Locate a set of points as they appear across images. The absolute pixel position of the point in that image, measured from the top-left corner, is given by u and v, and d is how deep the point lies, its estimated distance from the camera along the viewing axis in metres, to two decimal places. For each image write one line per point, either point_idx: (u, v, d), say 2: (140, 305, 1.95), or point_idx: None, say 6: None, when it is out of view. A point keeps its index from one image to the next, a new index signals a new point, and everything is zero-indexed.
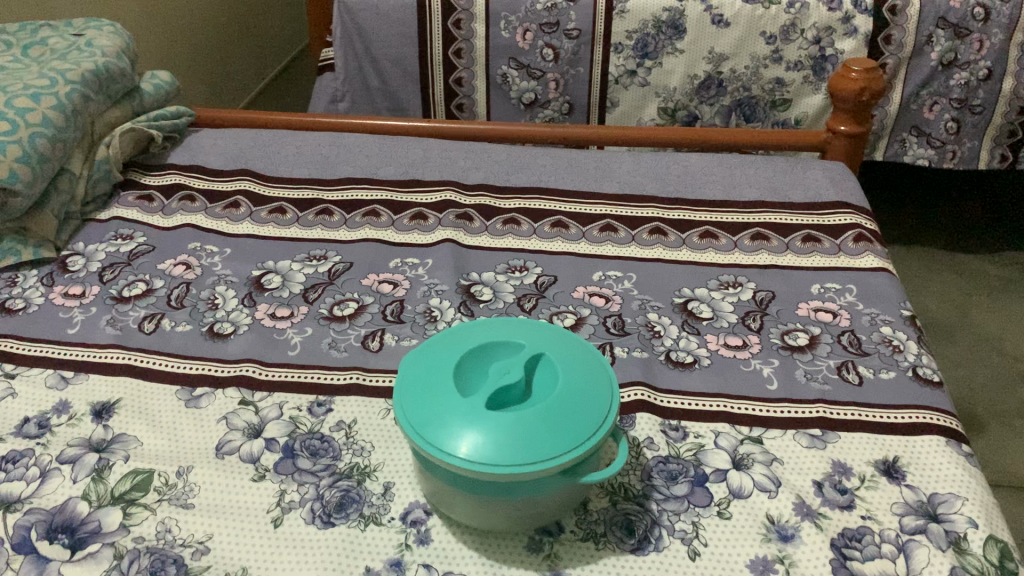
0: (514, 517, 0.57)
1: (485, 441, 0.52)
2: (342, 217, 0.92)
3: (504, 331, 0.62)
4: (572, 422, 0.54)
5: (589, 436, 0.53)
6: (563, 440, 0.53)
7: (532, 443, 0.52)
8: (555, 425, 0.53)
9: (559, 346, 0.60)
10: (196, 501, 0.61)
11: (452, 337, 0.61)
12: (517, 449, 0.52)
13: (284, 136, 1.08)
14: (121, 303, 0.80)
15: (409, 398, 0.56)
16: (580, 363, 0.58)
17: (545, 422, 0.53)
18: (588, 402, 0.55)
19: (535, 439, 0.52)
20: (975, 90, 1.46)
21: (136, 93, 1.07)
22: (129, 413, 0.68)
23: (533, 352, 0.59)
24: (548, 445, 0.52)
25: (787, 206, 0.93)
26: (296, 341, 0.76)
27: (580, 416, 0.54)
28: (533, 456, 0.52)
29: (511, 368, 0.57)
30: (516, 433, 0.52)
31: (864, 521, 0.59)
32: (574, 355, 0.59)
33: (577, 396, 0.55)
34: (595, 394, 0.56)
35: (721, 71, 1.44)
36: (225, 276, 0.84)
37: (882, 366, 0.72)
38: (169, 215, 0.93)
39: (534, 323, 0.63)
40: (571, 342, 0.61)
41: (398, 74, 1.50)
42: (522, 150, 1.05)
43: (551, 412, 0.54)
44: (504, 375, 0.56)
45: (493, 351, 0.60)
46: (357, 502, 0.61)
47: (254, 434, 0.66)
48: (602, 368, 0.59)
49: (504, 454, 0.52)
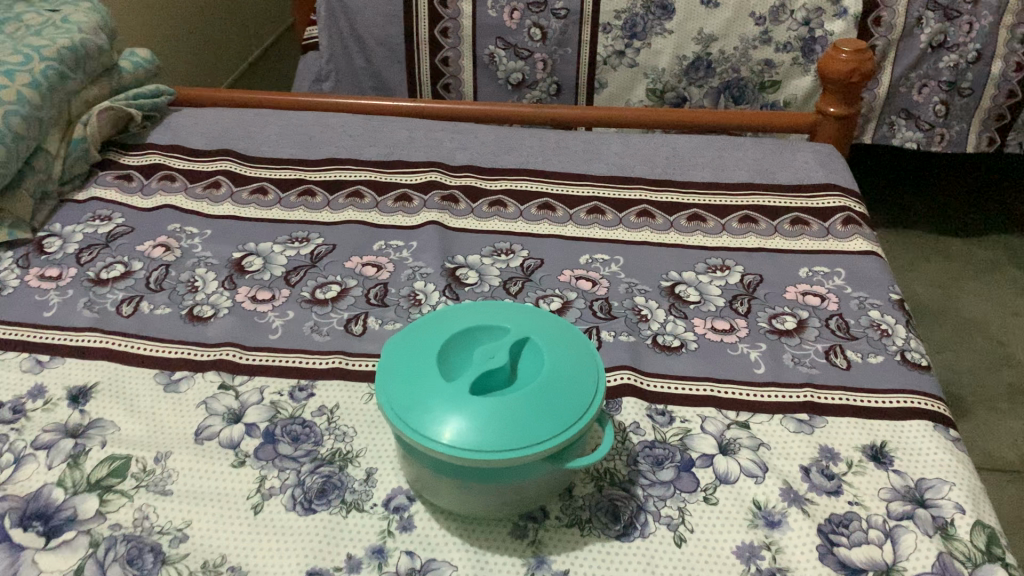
0: (498, 503, 0.56)
1: (469, 426, 0.51)
2: (324, 199, 0.91)
3: (491, 314, 0.60)
4: (557, 406, 0.53)
5: (575, 419, 0.53)
6: (548, 425, 0.52)
7: (516, 428, 0.51)
8: (540, 409, 0.52)
9: (546, 331, 0.59)
10: (174, 487, 0.60)
11: (436, 320, 0.60)
12: (502, 433, 0.51)
13: (266, 115, 1.06)
14: (99, 285, 0.79)
15: (392, 382, 0.55)
16: (568, 347, 0.58)
17: (530, 407, 0.52)
18: (574, 387, 0.54)
19: (520, 424, 0.52)
20: (964, 73, 1.45)
21: (115, 71, 1.04)
22: (107, 398, 0.67)
23: (518, 336, 0.58)
24: (533, 428, 0.51)
25: (777, 189, 0.92)
26: (278, 325, 0.74)
27: (566, 401, 0.53)
28: (518, 441, 0.51)
29: (496, 353, 0.56)
30: (500, 419, 0.52)
31: (851, 506, 0.58)
32: (559, 339, 0.58)
33: (563, 381, 0.54)
34: (580, 381, 0.55)
35: (710, 52, 1.43)
36: (205, 258, 0.82)
37: (871, 350, 0.71)
38: (149, 195, 0.92)
39: (522, 307, 0.62)
40: (558, 326, 0.60)
41: (384, 53, 1.48)
42: (509, 131, 1.04)
43: (536, 397, 0.53)
44: (490, 359, 0.55)
45: (479, 335, 0.59)
46: (339, 488, 0.60)
47: (234, 419, 0.65)
48: (589, 355, 0.58)
49: (488, 440, 0.51)
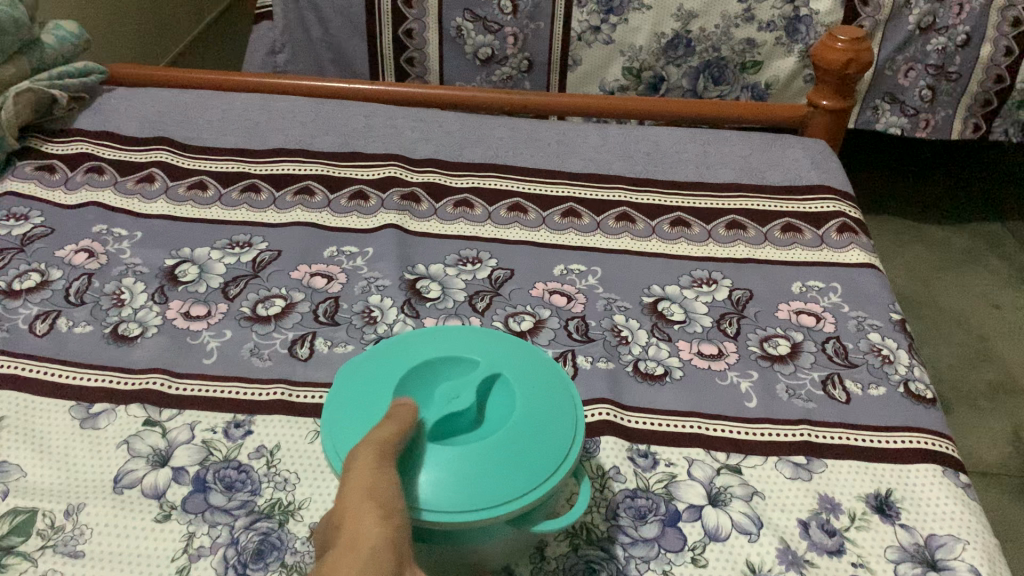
0: (448, 564, 0.48)
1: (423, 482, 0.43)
2: (270, 196, 0.82)
3: (459, 341, 0.52)
4: (530, 459, 0.45)
5: (550, 475, 0.45)
6: (516, 483, 0.44)
7: (477, 486, 0.43)
8: (510, 463, 0.44)
9: (522, 365, 0.50)
10: (86, 548, 0.52)
11: (396, 346, 0.51)
12: (463, 492, 0.43)
13: (209, 98, 0.97)
14: (10, 298, 0.70)
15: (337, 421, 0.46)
16: (545, 387, 0.49)
17: (496, 461, 0.44)
18: (551, 436, 0.46)
19: (485, 481, 0.44)
20: (952, 57, 1.39)
21: (35, 46, 0.93)
22: (12, 436, 0.59)
23: (489, 370, 0.49)
24: (497, 488, 0.43)
25: (766, 190, 0.85)
26: (213, 347, 0.66)
27: (541, 452, 0.45)
28: (479, 502, 0.43)
29: (462, 391, 0.47)
30: (459, 474, 0.44)
31: (855, 569, 0.52)
32: (536, 376, 0.50)
33: (538, 428, 0.46)
34: (559, 428, 0.47)
35: (690, 30, 1.31)
36: (134, 265, 0.73)
37: (872, 380, 0.65)
38: (73, 190, 0.82)
39: (495, 333, 0.54)
40: (535, 359, 0.51)
41: (344, 24, 1.34)
42: (476, 119, 0.95)
43: (505, 448, 0.45)
44: (455, 399, 0.47)
45: (444, 366, 0.50)
46: (277, 548, 0.53)
47: (160, 463, 0.57)
48: (570, 397, 0.50)
49: (444, 500, 0.43)
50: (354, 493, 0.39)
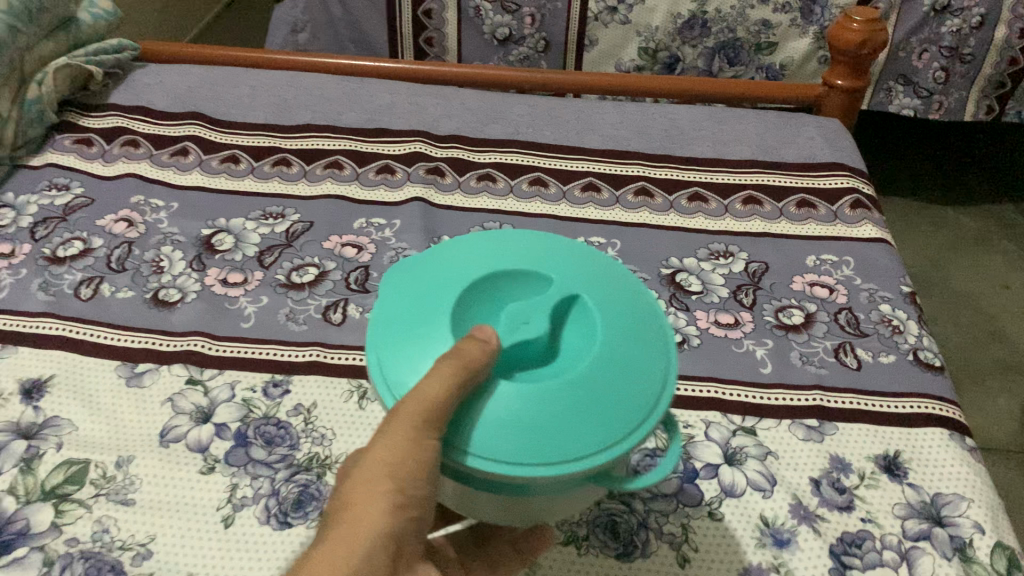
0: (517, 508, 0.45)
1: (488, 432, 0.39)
2: (301, 169, 0.85)
3: (531, 253, 0.47)
4: (608, 407, 0.39)
5: (633, 424, 0.39)
6: (594, 432, 0.39)
7: (550, 434, 0.38)
8: (582, 407, 0.39)
9: (602, 288, 0.45)
10: (137, 497, 0.56)
11: (458, 256, 0.46)
12: (523, 439, 0.38)
13: (238, 74, 0.99)
14: (55, 265, 0.73)
15: (390, 342, 0.42)
16: (631, 314, 0.44)
17: (571, 405, 0.39)
18: (632, 379, 0.41)
19: (551, 427, 0.38)
20: (966, 40, 1.40)
21: (73, 23, 0.95)
22: (63, 393, 0.62)
23: (564, 289, 0.44)
24: (573, 437, 0.38)
25: (781, 167, 0.87)
26: (250, 312, 0.69)
27: (620, 402, 0.40)
28: (549, 455, 0.38)
29: (532, 317, 0.42)
30: (530, 421, 0.39)
31: (864, 524, 0.55)
32: (620, 302, 0.44)
33: (619, 366, 0.41)
34: (643, 367, 0.41)
35: (706, 11, 1.31)
36: (171, 234, 0.76)
37: (882, 349, 0.67)
38: (110, 162, 0.85)
39: (572, 248, 0.48)
40: (618, 281, 0.46)
41: (365, 3, 1.33)
42: (497, 97, 0.97)
43: (585, 389, 0.40)
44: (523, 324, 0.42)
45: (514, 284, 0.45)
46: (317, 499, 0.56)
47: (203, 419, 0.60)
48: (658, 326, 0.44)
49: (511, 449, 0.38)
50: (381, 452, 0.41)
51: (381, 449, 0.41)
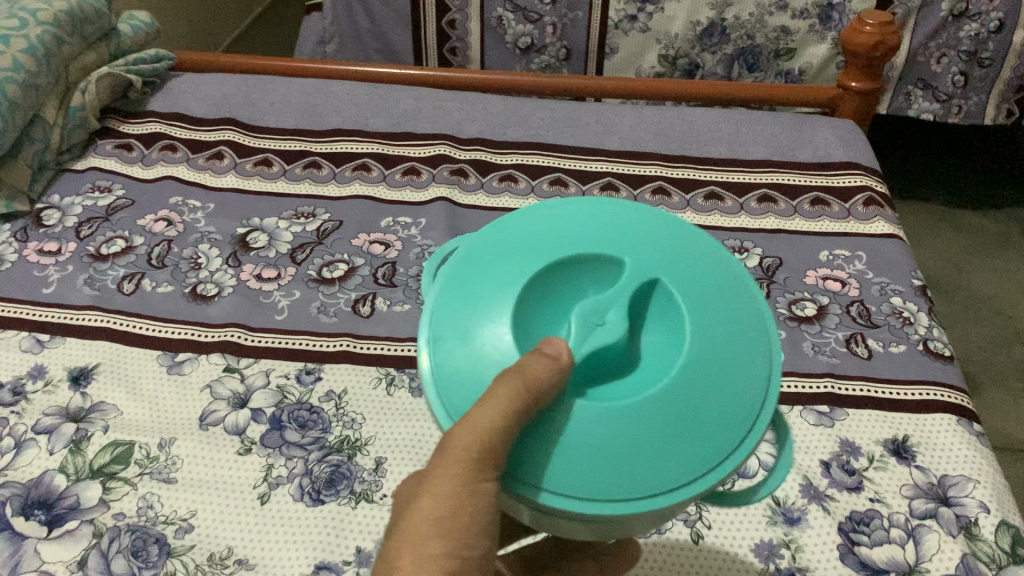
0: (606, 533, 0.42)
1: (574, 464, 0.36)
2: (330, 171, 0.88)
3: (598, 230, 0.42)
4: (700, 426, 0.37)
5: (730, 441, 0.37)
6: (692, 457, 0.36)
7: (645, 465, 0.36)
8: (666, 432, 0.36)
9: (682, 272, 0.41)
10: (179, 476, 0.59)
11: (516, 238, 0.42)
12: (602, 472, 0.36)
13: (269, 82, 1.03)
14: (99, 261, 0.77)
15: (444, 350, 0.39)
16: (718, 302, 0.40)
17: (665, 427, 0.36)
18: (721, 392, 0.38)
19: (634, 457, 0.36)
20: (985, 43, 1.35)
21: (113, 34, 1.01)
22: (108, 380, 0.65)
23: (640, 279, 0.40)
24: (670, 465, 0.36)
25: (794, 166, 0.89)
26: (284, 305, 0.72)
27: (706, 420, 0.37)
28: (649, 488, 0.36)
29: (606, 317, 0.39)
30: (621, 451, 0.36)
31: (872, 504, 0.57)
32: (704, 289, 0.40)
33: (708, 376, 0.38)
34: (734, 374, 0.38)
35: (725, 18, 1.29)
36: (208, 233, 0.80)
37: (892, 339, 0.69)
38: (150, 165, 0.89)
39: (644, 216, 0.44)
40: (693, 256, 0.42)
41: (390, 16, 1.34)
42: (519, 102, 1.01)
43: (677, 405, 0.37)
44: (597, 326, 0.39)
45: (582, 271, 0.41)
46: (347, 478, 0.59)
47: (239, 404, 0.64)
48: (747, 315, 0.41)
49: (604, 485, 0.36)
50: (427, 502, 0.38)
51: (426, 497, 0.38)
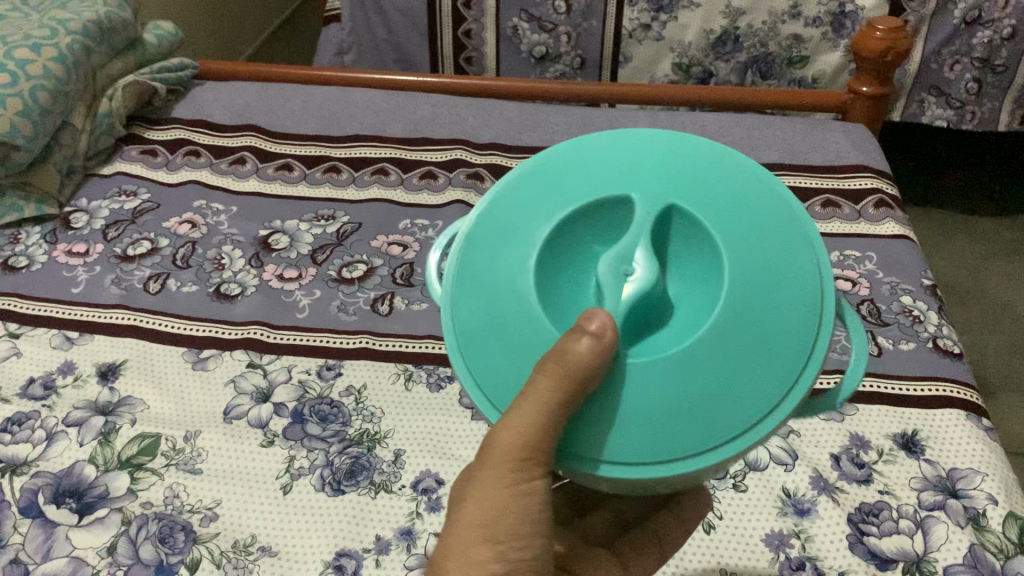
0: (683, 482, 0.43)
1: (638, 432, 0.37)
2: (350, 175, 0.90)
3: (602, 170, 0.41)
4: (760, 354, 0.37)
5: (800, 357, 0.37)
6: (761, 385, 0.37)
7: (714, 409, 0.36)
8: (727, 372, 0.37)
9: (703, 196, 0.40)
10: (204, 466, 0.61)
11: (518, 204, 0.41)
12: (666, 431, 0.36)
13: (290, 90, 1.06)
14: (126, 262, 0.79)
15: (476, 348, 0.39)
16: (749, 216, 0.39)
17: (724, 367, 0.36)
18: (773, 314, 0.37)
19: (699, 409, 0.36)
20: (998, 50, 1.30)
21: (139, 44, 1.04)
22: (136, 375, 0.67)
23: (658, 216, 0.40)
24: (740, 403, 0.36)
25: (805, 169, 0.91)
26: (305, 304, 0.74)
27: (764, 349, 0.37)
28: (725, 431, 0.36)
29: (634, 269, 0.39)
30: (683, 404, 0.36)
31: (881, 496, 0.58)
32: (731, 204, 0.39)
33: (755, 299, 0.37)
34: (785, 290, 0.37)
35: (738, 27, 1.28)
36: (231, 235, 0.82)
37: (902, 337, 0.70)
38: (174, 170, 0.92)
39: (642, 136, 0.43)
40: (704, 170, 0.41)
41: (407, 26, 1.36)
42: (534, 108, 1.02)
43: (727, 343, 0.37)
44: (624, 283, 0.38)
45: (596, 220, 0.41)
46: (367, 469, 0.60)
47: (262, 398, 0.65)
48: (784, 212, 0.40)
49: (679, 441, 0.36)
50: (472, 506, 0.40)
51: (471, 501, 0.40)
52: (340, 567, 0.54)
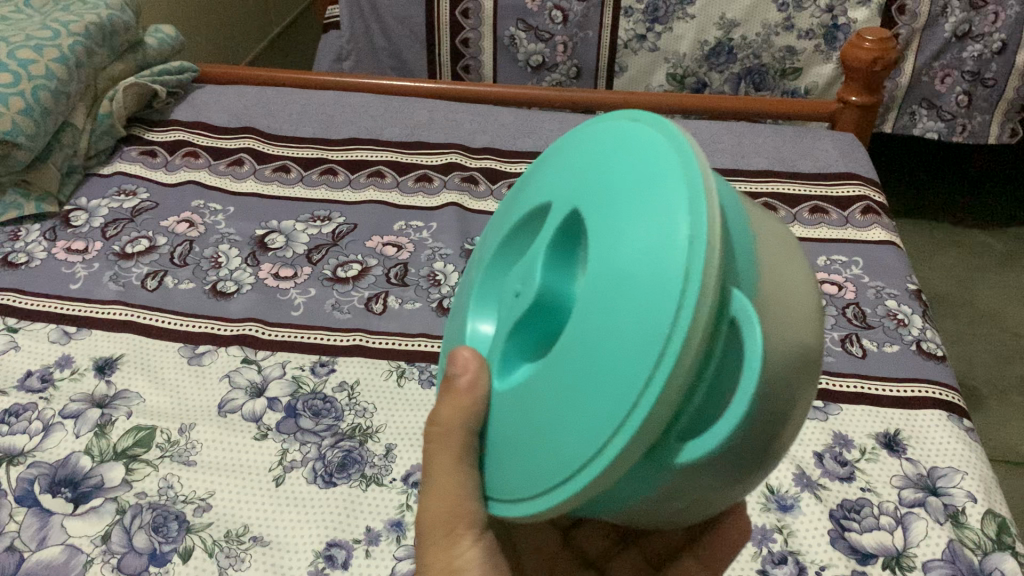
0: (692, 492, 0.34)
1: (530, 461, 0.35)
2: (346, 177, 0.92)
3: (538, 192, 0.42)
4: (614, 328, 0.31)
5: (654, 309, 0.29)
6: (614, 375, 0.30)
7: (577, 410, 0.32)
8: (588, 360, 0.32)
9: (598, 177, 0.36)
10: (198, 458, 0.62)
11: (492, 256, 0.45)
12: (536, 461, 0.34)
13: (289, 93, 1.07)
14: (124, 260, 0.80)
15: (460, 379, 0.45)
16: (626, 195, 0.33)
17: (583, 356, 0.32)
18: (628, 286, 0.31)
19: (558, 431, 0.33)
20: (988, 64, 1.31)
21: (140, 47, 1.05)
22: (131, 368, 0.69)
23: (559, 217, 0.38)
24: (598, 396, 0.30)
25: (794, 176, 0.92)
26: (300, 301, 0.75)
27: (616, 370, 0.30)
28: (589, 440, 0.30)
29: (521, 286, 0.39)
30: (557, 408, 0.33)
31: (863, 493, 0.59)
32: (605, 171, 0.36)
33: (608, 260, 0.32)
34: (635, 237, 0.31)
35: (732, 38, 1.30)
36: (228, 234, 0.83)
37: (886, 340, 0.72)
38: (173, 171, 0.93)
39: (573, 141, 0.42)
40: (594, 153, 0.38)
41: (405, 33, 1.37)
42: (529, 114, 1.04)
43: (586, 336, 0.32)
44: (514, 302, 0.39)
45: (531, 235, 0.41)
46: (359, 462, 0.61)
47: (257, 393, 0.66)
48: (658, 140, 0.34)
49: (552, 455, 0.33)
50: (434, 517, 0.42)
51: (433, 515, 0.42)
52: (330, 557, 0.55)
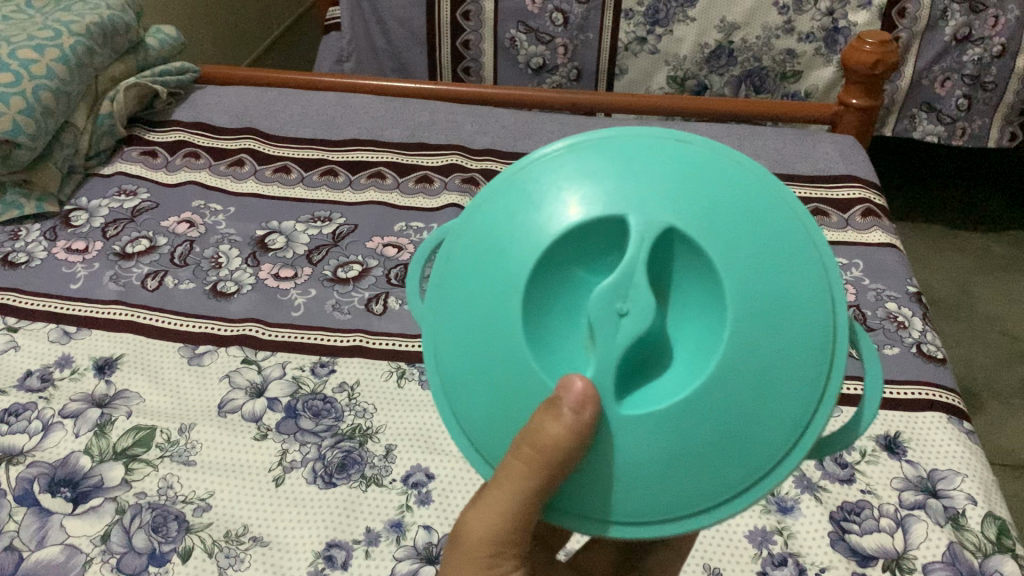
0: None
1: (670, 485, 0.37)
2: (346, 178, 0.92)
3: (550, 200, 0.38)
4: (772, 361, 0.36)
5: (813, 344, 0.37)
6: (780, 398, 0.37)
7: (738, 437, 0.36)
8: (747, 391, 0.36)
9: (699, 210, 0.37)
10: (197, 458, 0.62)
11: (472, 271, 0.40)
12: (674, 486, 0.37)
13: (289, 94, 1.07)
14: (125, 260, 0.80)
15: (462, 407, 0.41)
16: (753, 239, 0.37)
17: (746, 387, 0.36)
18: (787, 324, 0.36)
19: (727, 450, 0.37)
20: (988, 67, 1.31)
21: (140, 48, 1.05)
22: (131, 368, 0.69)
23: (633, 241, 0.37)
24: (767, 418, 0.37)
25: (794, 178, 0.92)
26: (300, 302, 0.75)
27: (778, 397, 0.37)
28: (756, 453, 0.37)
29: (624, 306, 0.36)
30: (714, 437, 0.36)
31: (863, 495, 0.59)
32: (703, 204, 0.37)
33: (763, 302, 0.36)
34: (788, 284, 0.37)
35: (733, 41, 1.30)
36: (228, 234, 0.83)
37: (887, 342, 0.72)
38: (173, 171, 0.93)
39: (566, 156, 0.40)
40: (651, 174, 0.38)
41: (405, 34, 1.37)
42: (530, 115, 1.04)
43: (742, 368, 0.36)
44: (616, 323, 0.36)
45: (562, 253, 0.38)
46: (359, 463, 0.61)
47: (257, 393, 0.66)
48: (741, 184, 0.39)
49: (709, 475, 0.37)
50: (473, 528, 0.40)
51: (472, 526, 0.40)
52: (330, 557, 0.55)
